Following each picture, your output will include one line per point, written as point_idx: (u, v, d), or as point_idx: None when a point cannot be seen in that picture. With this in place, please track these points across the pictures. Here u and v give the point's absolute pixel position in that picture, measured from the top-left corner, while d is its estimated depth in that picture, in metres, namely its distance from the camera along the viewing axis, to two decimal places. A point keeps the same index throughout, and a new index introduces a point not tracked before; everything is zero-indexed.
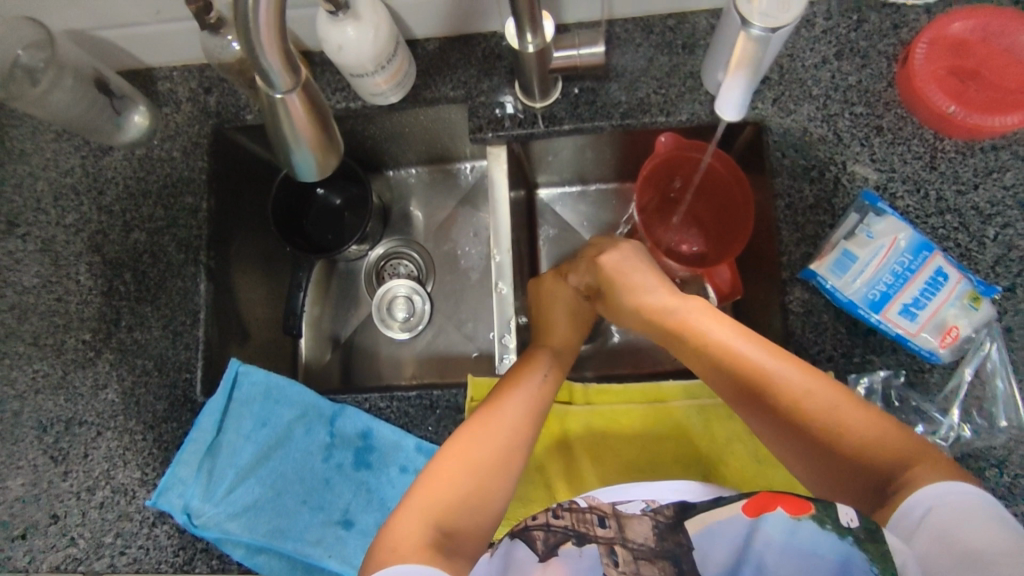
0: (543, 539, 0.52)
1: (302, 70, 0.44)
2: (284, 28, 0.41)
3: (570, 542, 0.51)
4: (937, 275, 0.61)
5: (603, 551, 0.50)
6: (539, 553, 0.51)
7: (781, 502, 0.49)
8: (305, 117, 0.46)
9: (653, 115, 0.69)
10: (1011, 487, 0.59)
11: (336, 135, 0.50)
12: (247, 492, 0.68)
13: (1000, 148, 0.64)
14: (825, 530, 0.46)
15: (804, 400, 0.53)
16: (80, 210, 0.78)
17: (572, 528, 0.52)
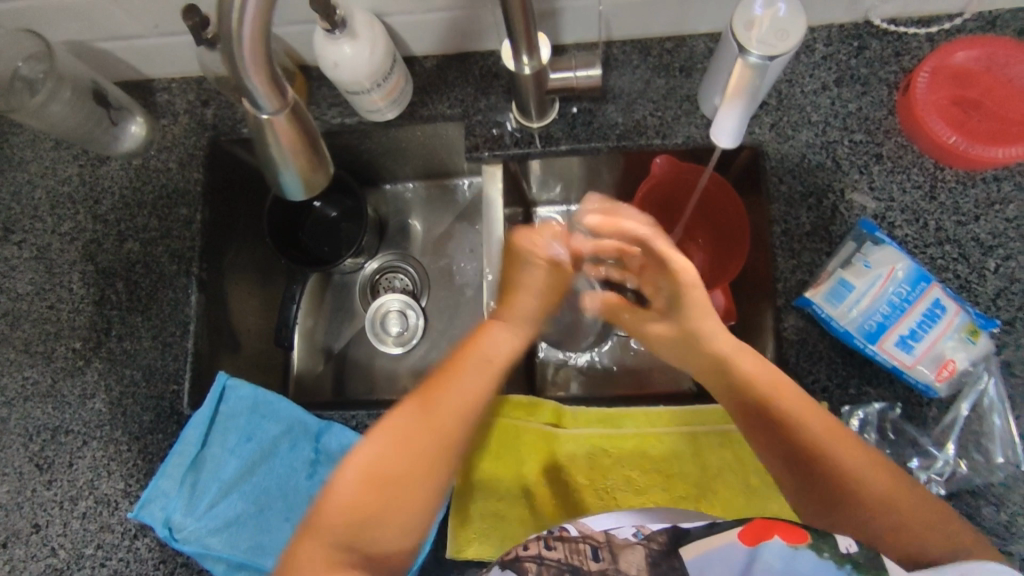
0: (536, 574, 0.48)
1: (290, 93, 0.44)
2: (272, 55, 0.41)
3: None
4: (934, 308, 0.59)
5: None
6: None
7: (779, 529, 0.46)
8: (294, 139, 0.46)
9: (649, 137, 0.69)
10: (1007, 526, 0.58)
11: (328, 159, 0.50)
12: (230, 507, 0.67)
13: (1003, 179, 0.63)
14: (823, 558, 0.45)
15: (823, 446, 0.53)
16: (76, 219, 0.78)
17: (566, 561, 0.48)
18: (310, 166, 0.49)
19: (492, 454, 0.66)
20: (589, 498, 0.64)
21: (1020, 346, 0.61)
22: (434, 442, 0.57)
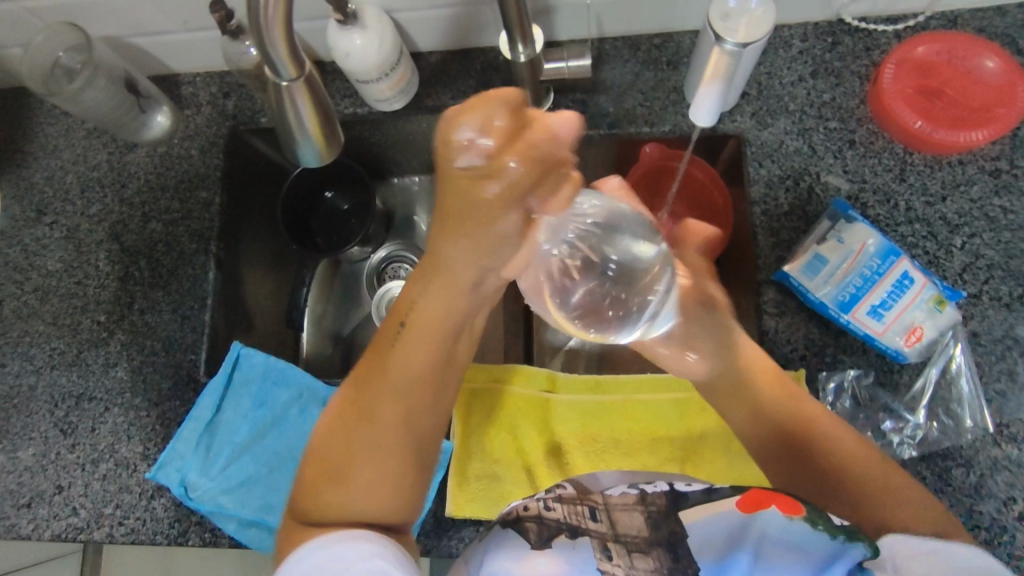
0: (536, 530, 0.49)
1: (304, 62, 0.55)
2: (292, 30, 0.51)
3: (562, 535, 0.49)
4: (904, 278, 0.63)
5: (597, 545, 0.48)
6: (532, 540, 0.49)
7: (776, 500, 0.49)
8: (306, 104, 0.56)
9: (638, 125, 0.74)
10: (976, 486, 0.61)
11: (337, 126, 0.60)
12: (242, 468, 0.72)
13: (968, 163, 0.68)
14: (817, 530, 0.47)
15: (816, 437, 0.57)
16: (104, 201, 0.84)
17: (565, 521, 0.50)
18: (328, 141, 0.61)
19: (490, 418, 0.70)
20: (581, 460, 0.68)
21: (985, 317, 0.64)
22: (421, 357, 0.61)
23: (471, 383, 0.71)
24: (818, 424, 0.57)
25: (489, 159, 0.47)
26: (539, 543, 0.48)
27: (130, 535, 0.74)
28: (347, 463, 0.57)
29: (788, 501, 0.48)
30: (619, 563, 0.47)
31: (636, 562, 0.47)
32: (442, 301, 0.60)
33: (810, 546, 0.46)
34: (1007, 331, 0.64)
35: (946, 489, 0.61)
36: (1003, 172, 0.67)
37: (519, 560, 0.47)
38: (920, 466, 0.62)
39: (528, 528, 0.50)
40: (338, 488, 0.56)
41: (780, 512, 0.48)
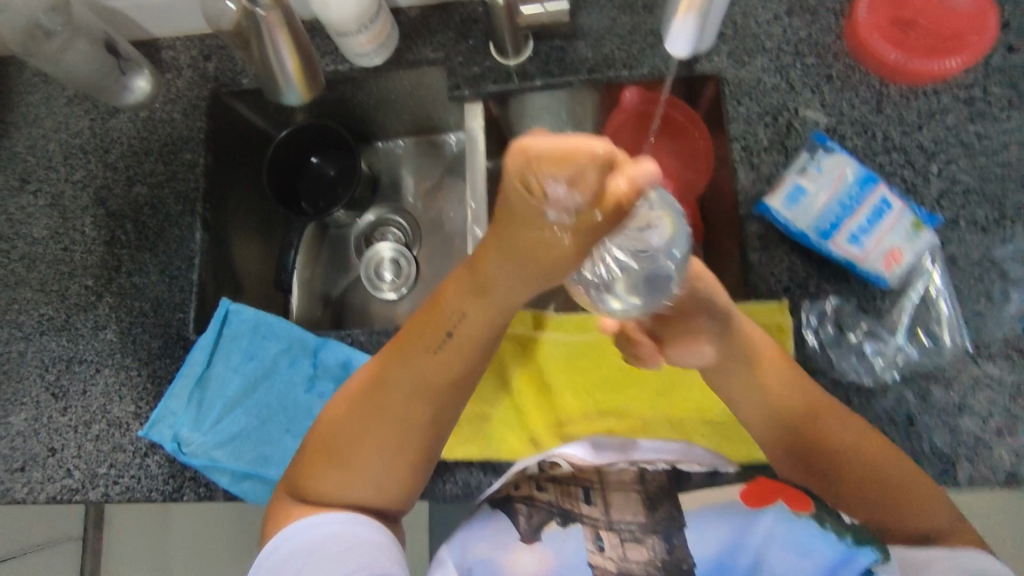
0: (526, 516, 0.55)
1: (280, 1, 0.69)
2: None
3: (553, 522, 0.54)
4: (882, 204, 0.65)
5: (589, 534, 0.53)
6: (522, 530, 0.54)
7: (780, 495, 0.53)
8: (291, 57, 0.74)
9: (617, 69, 0.75)
10: (956, 404, 0.62)
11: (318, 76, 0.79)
12: (235, 421, 0.72)
13: (942, 92, 0.68)
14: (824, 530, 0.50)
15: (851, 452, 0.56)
16: (87, 167, 0.83)
17: (556, 506, 0.55)
18: (307, 87, 0.79)
19: None
20: (570, 398, 0.69)
21: (962, 241, 0.65)
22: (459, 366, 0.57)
23: None
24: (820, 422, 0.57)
25: (563, 200, 0.39)
26: (527, 536, 0.54)
27: (125, 493, 0.74)
28: (345, 448, 0.56)
29: (794, 498, 0.53)
30: (610, 555, 0.52)
31: (629, 551, 0.52)
32: (487, 314, 0.54)
33: (811, 549, 0.50)
34: (985, 254, 0.65)
35: (927, 408, 0.62)
36: (977, 99, 0.68)
37: (511, 551, 0.53)
38: (903, 387, 0.63)
39: (518, 511, 0.56)
40: (332, 470, 0.56)
41: (785, 507, 0.52)
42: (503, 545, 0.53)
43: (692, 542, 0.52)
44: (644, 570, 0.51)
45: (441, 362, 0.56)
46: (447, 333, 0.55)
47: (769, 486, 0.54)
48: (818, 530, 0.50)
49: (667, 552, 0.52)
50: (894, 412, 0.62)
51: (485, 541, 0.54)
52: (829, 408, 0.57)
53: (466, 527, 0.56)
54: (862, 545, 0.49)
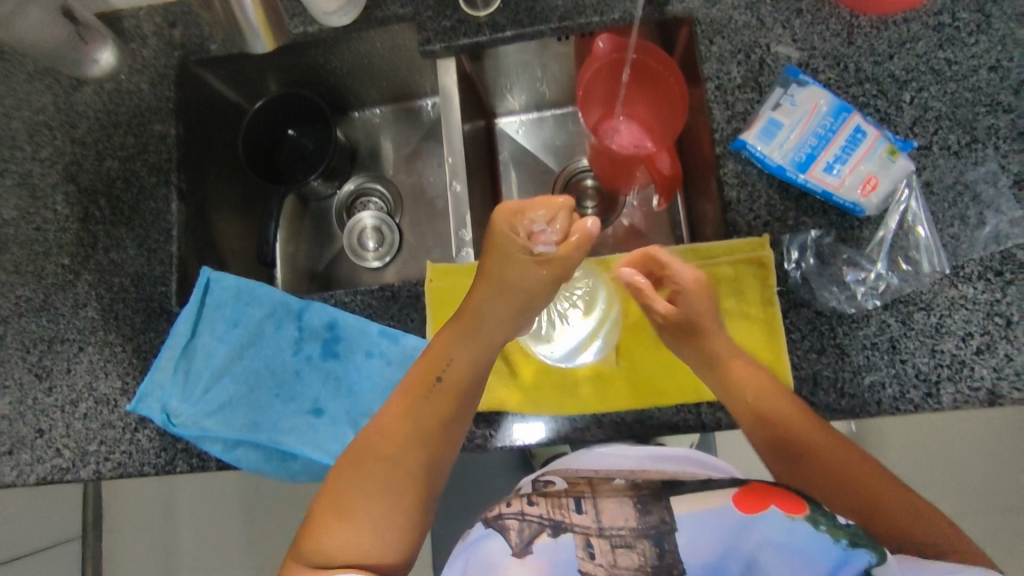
0: (518, 531, 0.51)
1: None
2: None
3: (543, 534, 0.50)
4: (856, 132, 0.65)
5: (580, 542, 0.49)
6: (513, 545, 0.50)
7: (775, 501, 0.48)
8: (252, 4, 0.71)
9: (588, 15, 0.74)
10: (938, 326, 0.62)
11: (282, 26, 0.76)
12: (223, 390, 0.72)
13: (911, 20, 0.69)
14: (820, 530, 0.46)
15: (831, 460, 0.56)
16: (55, 144, 0.81)
17: (547, 517, 0.51)
18: (272, 36, 0.76)
19: None
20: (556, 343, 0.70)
21: (938, 167, 0.66)
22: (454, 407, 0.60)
23: (440, 282, 0.71)
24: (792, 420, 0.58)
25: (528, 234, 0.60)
26: (520, 550, 0.49)
27: (117, 468, 0.73)
28: (364, 508, 0.56)
29: (790, 501, 0.48)
30: (601, 562, 0.49)
31: (620, 558, 0.49)
32: (473, 351, 0.61)
33: (806, 552, 0.46)
34: (958, 178, 0.66)
35: (907, 331, 0.63)
36: (946, 25, 0.68)
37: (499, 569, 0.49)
38: (884, 313, 0.63)
39: (509, 526, 0.51)
40: (353, 530, 0.55)
41: (782, 512, 0.47)
42: (489, 565, 0.49)
43: (683, 546, 0.49)
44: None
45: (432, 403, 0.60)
46: (438, 376, 0.61)
47: (763, 490, 0.49)
48: (816, 532, 0.46)
49: (657, 557, 0.49)
50: (876, 339, 0.63)
51: (474, 560, 0.50)
52: (816, 429, 0.58)
53: (465, 540, 0.53)
54: (857, 547, 0.45)
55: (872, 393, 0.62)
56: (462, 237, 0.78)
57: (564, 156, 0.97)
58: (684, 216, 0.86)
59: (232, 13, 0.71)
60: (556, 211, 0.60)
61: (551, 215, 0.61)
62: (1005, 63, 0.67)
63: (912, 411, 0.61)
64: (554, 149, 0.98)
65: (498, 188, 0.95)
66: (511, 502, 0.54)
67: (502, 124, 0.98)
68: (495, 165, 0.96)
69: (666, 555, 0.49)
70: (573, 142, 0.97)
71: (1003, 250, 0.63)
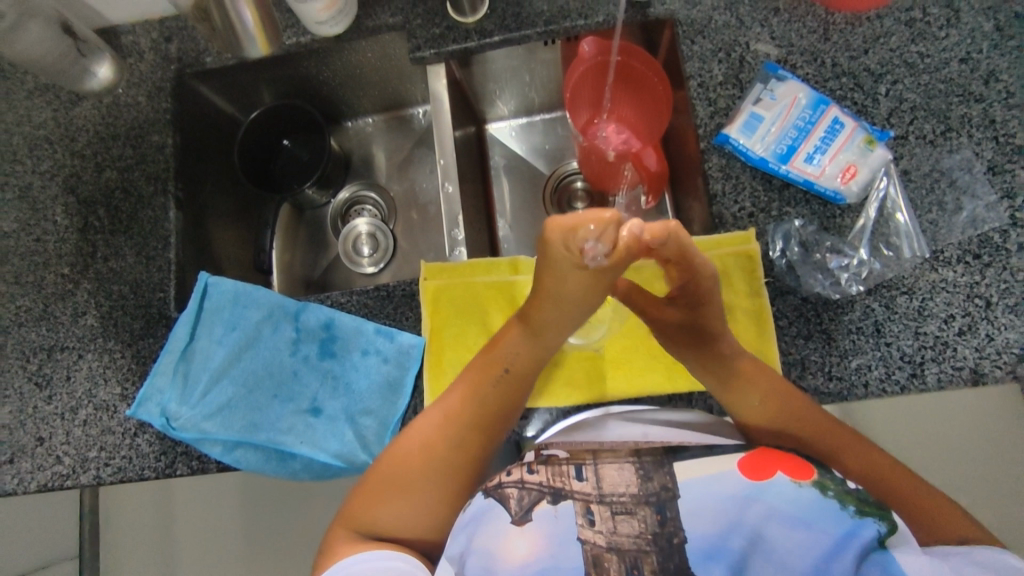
0: (518, 499, 0.52)
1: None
2: None
3: (543, 501, 0.51)
4: (835, 123, 0.68)
5: (579, 509, 0.50)
6: (513, 513, 0.51)
7: (782, 467, 0.52)
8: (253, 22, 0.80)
9: (573, 19, 0.77)
10: (921, 310, 0.64)
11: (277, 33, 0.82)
12: (221, 392, 0.72)
13: (884, 17, 0.72)
14: (827, 497, 0.49)
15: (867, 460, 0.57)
16: (54, 157, 0.83)
17: (547, 485, 0.52)
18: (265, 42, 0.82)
19: (457, 312, 0.72)
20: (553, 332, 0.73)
21: (915, 156, 0.68)
22: (513, 400, 0.62)
23: (435, 280, 0.72)
24: (804, 412, 0.59)
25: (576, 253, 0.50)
26: (520, 518, 0.51)
27: (118, 474, 0.73)
28: (417, 484, 0.58)
29: (796, 468, 0.52)
30: (600, 528, 0.49)
31: (619, 525, 0.49)
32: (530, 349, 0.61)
33: (814, 521, 0.48)
34: (934, 165, 0.68)
35: (891, 315, 0.64)
36: (917, 21, 0.71)
37: (501, 536, 0.50)
38: (868, 298, 0.65)
39: (509, 496, 0.53)
40: (404, 505, 0.58)
41: (788, 478, 0.51)
42: (494, 533, 0.50)
43: (686, 514, 0.49)
44: (635, 545, 0.48)
45: (497, 396, 0.61)
46: (506, 368, 0.61)
47: (770, 458, 0.53)
48: (823, 498, 0.49)
49: (657, 524, 0.49)
50: (862, 323, 0.64)
51: (478, 530, 0.51)
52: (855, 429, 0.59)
53: (465, 513, 0.54)
54: (865, 516, 0.48)
55: (858, 376, 0.63)
56: (455, 237, 0.80)
57: (554, 159, 0.99)
58: (673, 213, 0.88)
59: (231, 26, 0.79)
60: (607, 227, 0.47)
61: (602, 230, 0.47)
62: (975, 55, 0.69)
63: (898, 392, 0.63)
64: (543, 153, 1.00)
65: (489, 191, 0.97)
66: (511, 471, 0.55)
67: (493, 130, 1.00)
68: (487, 170, 0.98)
69: (667, 522, 0.49)
70: (562, 146, 0.99)
71: (980, 234, 0.65)
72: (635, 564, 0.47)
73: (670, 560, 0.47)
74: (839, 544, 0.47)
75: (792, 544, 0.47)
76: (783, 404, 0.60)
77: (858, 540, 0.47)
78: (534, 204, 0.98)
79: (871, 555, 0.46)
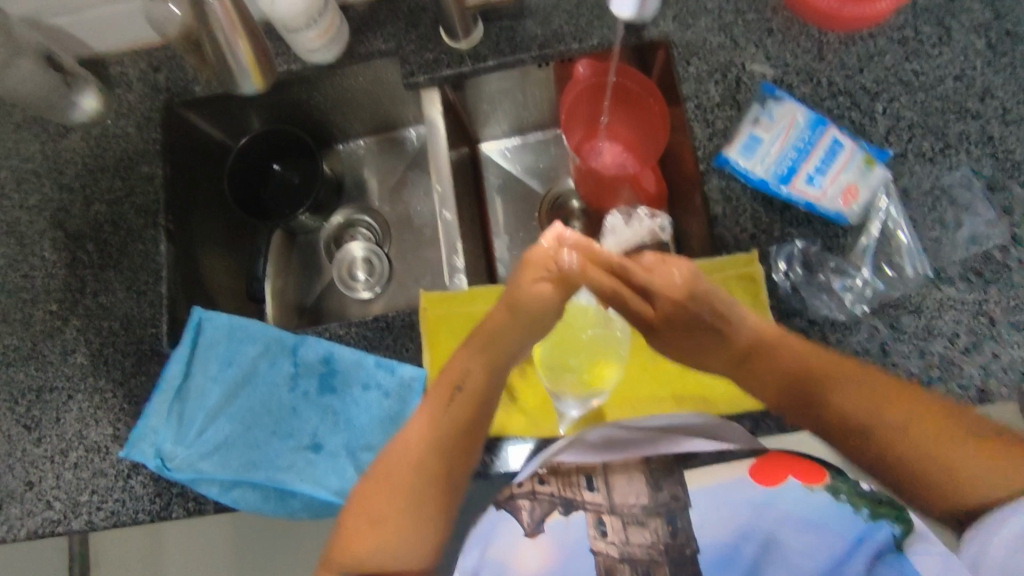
0: (529, 511, 0.53)
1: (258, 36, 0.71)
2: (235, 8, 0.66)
3: (555, 513, 0.53)
4: (833, 144, 0.68)
5: (591, 520, 0.52)
6: (525, 526, 0.52)
7: (793, 472, 0.51)
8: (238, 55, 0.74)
9: (568, 42, 0.76)
10: (926, 329, 0.64)
11: (273, 65, 0.72)
12: (218, 431, 0.70)
13: (877, 36, 0.72)
14: (841, 500, 0.50)
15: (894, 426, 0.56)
16: (41, 191, 0.81)
17: (559, 496, 0.53)
18: (263, 77, 0.71)
19: (458, 343, 0.71)
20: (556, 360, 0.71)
21: (914, 174, 0.68)
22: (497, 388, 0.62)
23: (435, 310, 0.71)
24: (828, 374, 0.58)
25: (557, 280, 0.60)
26: (532, 530, 0.52)
27: (111, 517, 0.71)
28: (402, 505, 0.59)
29: (807, 471, 0.51)
30: (613, 539, 0.51)
31: (631, 535, 0.51)
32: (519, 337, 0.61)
33: (825, 525, 0.49)
34: (934, 183, 0.68)
35: (898, 335, 0.64)
36: (910, 39, 0.71)
37: (514, 548, 0.52)
38: (873, 318, 0.65)
39: (520, 507, 0.53)
40: (403, 532, 0.59)
41: (801, 482, 0.51)
42: (507, 547, 0.52)
43: (696, 524, 0.51)
44: (648, 554, 0.50)
45: (451, 420, 0.60)
46: (457, 387, 0.61)
47: (778, 462, 0.52)
48: (840, 505, 0.49)
49: (669, 535, 0.51)
50: (868, 344, 0.64)
51: (491, 539, 0.52)
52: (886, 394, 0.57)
53: (478, 525, 0.54)
54: (879, 519, 0.49)
55: None
56: (454, 263, 0.78)
57: (549, 179, 0.99)
58: None
59: (221, 52, 0.67)
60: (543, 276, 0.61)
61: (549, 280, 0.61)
62: (968, 72, 0.70)
63: None
64: (538, 173, 0.99)
65: (486, 213, 0.96)
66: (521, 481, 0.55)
67: (487, 151, 1.00)
68: (482, 191, 0.97)
69: (678, 534, 0.51)
70: (557, 165, 0.99)
71: (982, 251, 0.65)
72: (648, 572, 0.50)
73: (683, 569, 0.50)
74: (854, 546, 0.48)
75: (806, 547, 0.49)
76: (790, 377, 0.59)
77: (871, 544, 0.48)
78: (531, 225, 0.97)
79: (884, 558, 0.47)
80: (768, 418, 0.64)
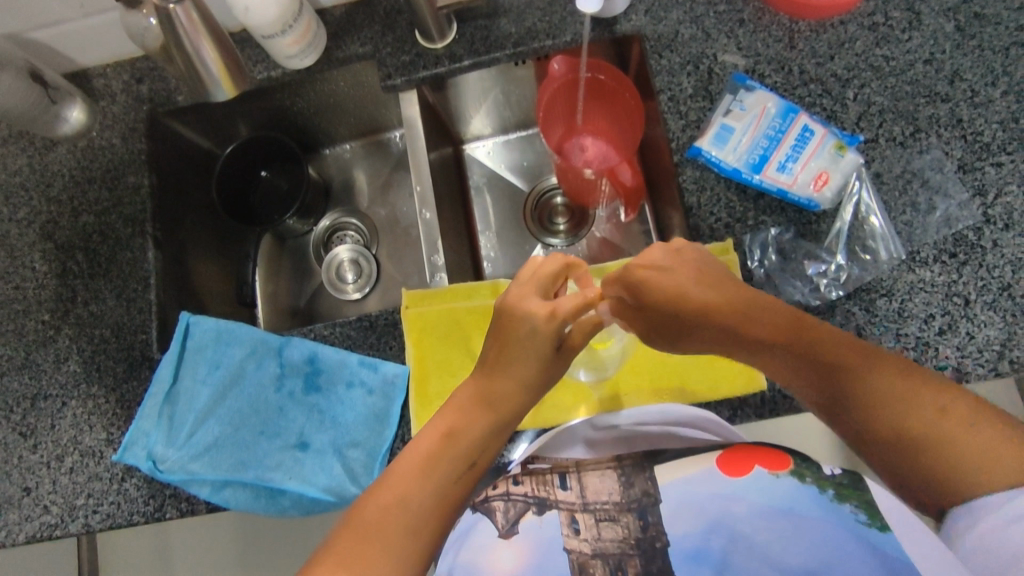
0: (504, 512, 0.53)
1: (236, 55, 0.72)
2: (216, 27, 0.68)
3: (529, 512, 0.52)
4: (804, 131, 0.69)
5: (564, 519, 0.51)
6: (499, 527, 0.52)
7: (761, 461, 0.51)
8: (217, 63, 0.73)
9: (541, 40, 0.78)
10: (901, 311, 0.64)
11: (244, 73, 0.74)
12: (208, 433, 0.72)
13: (847, 22, 0.72)
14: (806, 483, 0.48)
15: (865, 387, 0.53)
16: (30, 204, 0.83)
17: (532, 496, 0.54)
18: (235, 84, 0.73)
19: (441, 338, 0.72)
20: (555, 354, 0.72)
21: (886, 159, 0.68)
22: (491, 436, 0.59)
23: (416, 308, 0.73)
24: (856, 381, 0.53)
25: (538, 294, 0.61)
26: (506, 531, 0.51)
27: (106, 520, 0.72)
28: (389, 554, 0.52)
29: (774, 459, 0.51)
30: (585, 536, 0.50)
31: (603, 531, 0.50)
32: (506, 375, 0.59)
33: (794, 510, 0.46)
34: (905, 167, 0.68)
35: (872, 318, 0.64)
36: (880, 25, 0.72)
37: (487, 549, 0.50)
38: (848, 303, 0.65)
39: (495, 508, 0.53)
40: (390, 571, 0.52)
41: (766, 470, 0.50)
42: (478, 546, 0.51)
43: (666, 517, 0.49)
44: (619, 548, 0.49)
45: (458, 490, 0.56)
46: (473, 460, 0.57)
47: (745, 454, 0.52)
48: (803, 471, 0.49)
49: (641, 530, 0.49)
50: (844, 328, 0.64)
51: (464, 542, 0.52)
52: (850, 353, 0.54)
53: (455, 530, 0.54)
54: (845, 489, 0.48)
55: None
56: (436, 262, 0.79)
57: (533, 175, 1.00)
58: (653, 224, 0.88)
59: (190, 60, 0.68)
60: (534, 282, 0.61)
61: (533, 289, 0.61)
62: (938, 56, 0.70)
63: None
64: (522, 170, 1.00)
65: (470, 212, 0.97)
66: (496, 484, 0.56)
67: (470, 150, 1.01)
68: (467, 191, 0.99)
69: (649, 527, 0.49)
70: (540, 162, 1.00)
71: (954, 233, 0.65)
72: (619, 565, 0.48)
73: (653, 561, 0.47)
74: (825, 538, 0.44)
75: (775, 534, 0.45)
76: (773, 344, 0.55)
77: (843, 526, 0.45)
78: (516, 222, 0.98)
79: (860, 542, 0.44)
80: (745, 405, 0.66)
